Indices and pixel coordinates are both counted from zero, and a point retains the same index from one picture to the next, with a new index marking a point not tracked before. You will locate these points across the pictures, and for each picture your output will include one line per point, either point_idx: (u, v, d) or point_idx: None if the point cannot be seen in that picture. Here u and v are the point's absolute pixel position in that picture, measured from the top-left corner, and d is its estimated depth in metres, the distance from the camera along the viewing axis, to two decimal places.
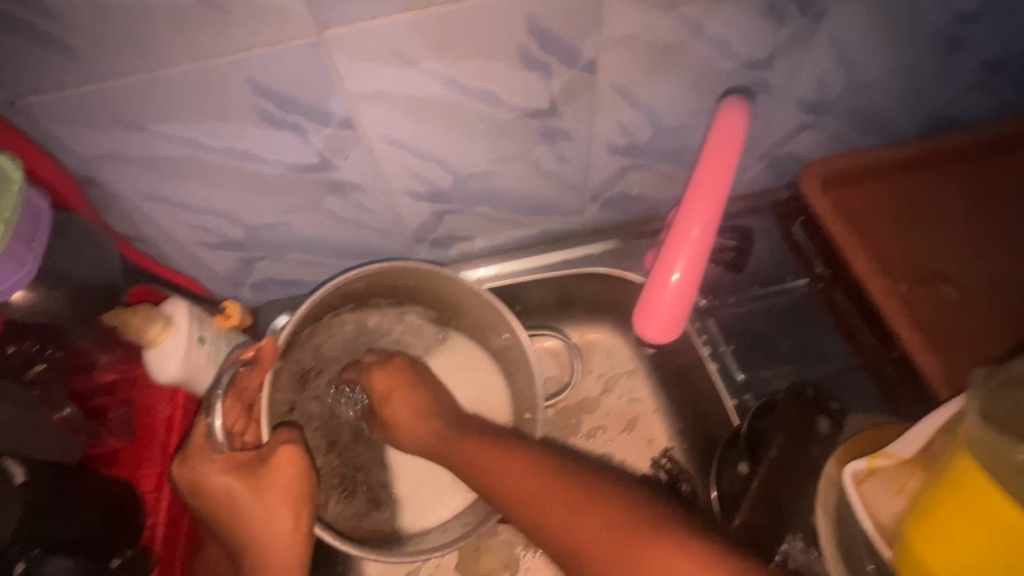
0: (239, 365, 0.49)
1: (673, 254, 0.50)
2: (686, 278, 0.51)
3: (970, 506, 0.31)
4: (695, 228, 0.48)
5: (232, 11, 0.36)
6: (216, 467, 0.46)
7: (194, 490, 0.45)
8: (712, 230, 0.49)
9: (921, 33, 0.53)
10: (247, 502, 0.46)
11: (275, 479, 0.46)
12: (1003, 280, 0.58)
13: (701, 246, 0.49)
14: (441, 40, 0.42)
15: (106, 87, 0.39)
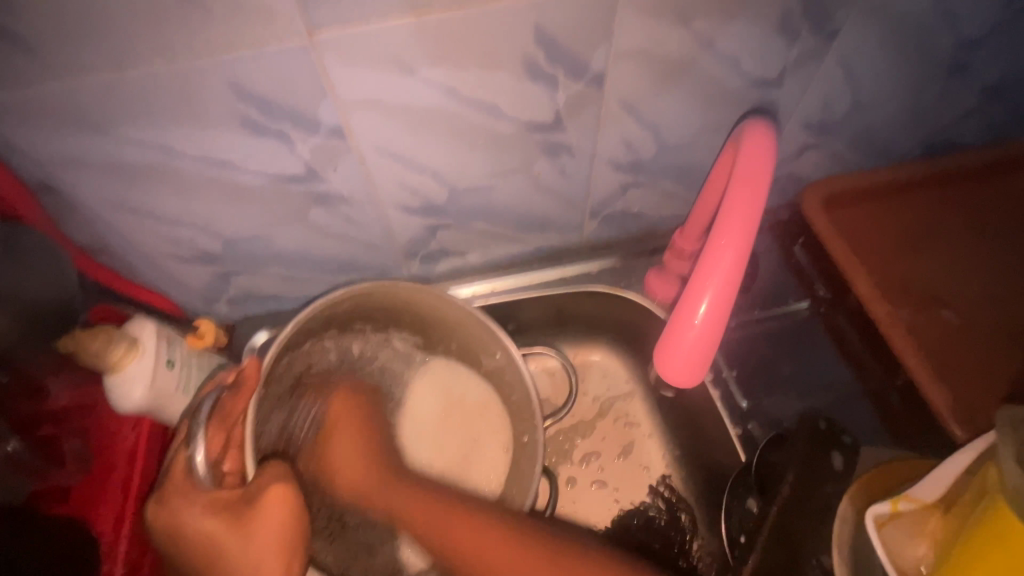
0: (221, 391, 0.45)
1: (701, 282, 0.42)
2: (716, 309, 0.43)
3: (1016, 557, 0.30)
4: (730, 253, 0.41)
5: (214, 8, 0.33)
6: (196, 510, 0.39)
7: (176, 535, 0.39)
8: (746, 256, 0.42)
9: (929, 57, 0.52)
10: (231, 546, 0.38)
11: (263, 520, 0.39)
12: (1003, 304, 0.57)
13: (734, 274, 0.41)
14: (442, 48, 0.39)
15: (69, 85, 0.35)
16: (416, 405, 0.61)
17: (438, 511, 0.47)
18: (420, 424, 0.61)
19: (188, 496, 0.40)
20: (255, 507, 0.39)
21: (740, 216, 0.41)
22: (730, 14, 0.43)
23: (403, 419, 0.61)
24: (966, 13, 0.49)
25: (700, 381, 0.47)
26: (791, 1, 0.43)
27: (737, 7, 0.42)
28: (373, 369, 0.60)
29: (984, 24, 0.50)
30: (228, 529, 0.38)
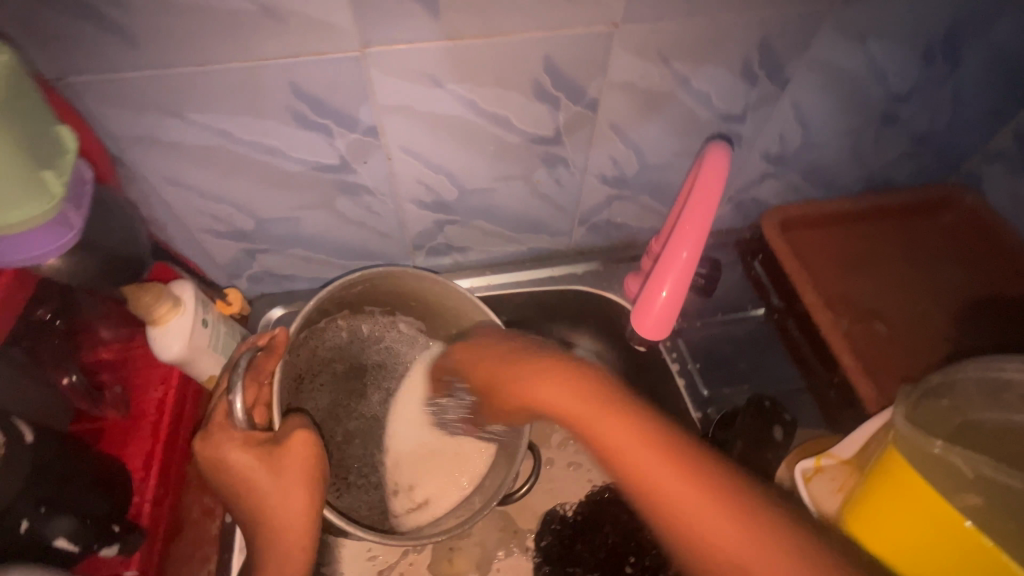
0: (256, 350, 0.43)
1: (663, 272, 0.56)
2: (674, 295, 0.57)
3: (899, 488, 0.36)
4: (685, 251, 0.53)
5: (289, 21, 0.40)
6: (232, 445, 0.38)
7: (218, 467, 0.39)
8: (699, 252, 0.54)
9: (865, 107, 0.63)
10: (260, 483, 0.38)
11: (291, 459, 0.39)
12: (923, 320, 0.67)
13: (689, 266, 0.54)
14: (469, 67, 0.47)
15: (154, 74, 0.41)
16: (413, 386, 0.66)
17: (611, 417, 0.40)
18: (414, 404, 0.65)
19: (226, 434, 0.39)
20: (282, 447, 0.39)
21: (694, 224, 0.52)
22: (703, 59, 0.52)
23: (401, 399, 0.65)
24: (892, 74, 0.59)
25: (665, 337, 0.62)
26: (751, 53, 0.53)
27: (709, 54, 0.52)
28: (376, 350, 0.66)
29: (909, 84, 0.61)
30: (262, 472, 0.38)
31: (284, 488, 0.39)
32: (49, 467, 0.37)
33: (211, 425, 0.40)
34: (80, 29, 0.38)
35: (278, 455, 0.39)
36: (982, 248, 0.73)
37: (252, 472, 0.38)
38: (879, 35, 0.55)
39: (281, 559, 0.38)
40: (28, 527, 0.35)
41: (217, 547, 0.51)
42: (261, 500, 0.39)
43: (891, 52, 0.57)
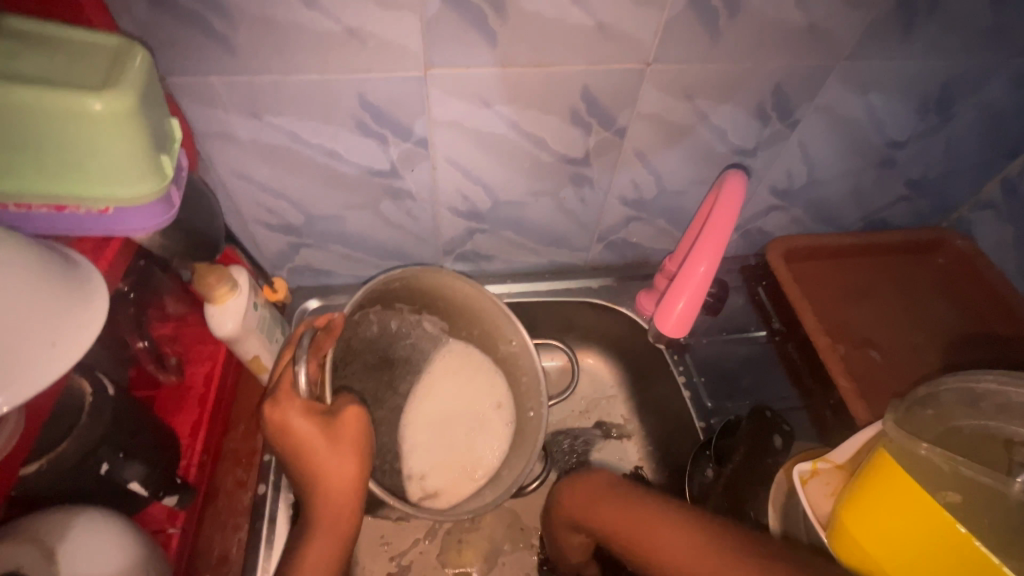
0: (314, 329, 0.48)
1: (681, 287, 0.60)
2: (689, 306, 0.61)
3: (885, 482, 0.41)
4: (702, 266, 0.58)
5: (367, 42, 0.46)
6: (295, 412, 0.44)
7: (283, 429, 0.44)
8: (716, 266, 0.59)
9: (866, 151, 0.69)
10: (317, 452, 0.44)
11: (345, 433, 0.45)
12: (916, 351, 0.72)
13: (705, 280, 0.59)
14: (516, 92, 0.53)
15: (244, 80, 0.47)
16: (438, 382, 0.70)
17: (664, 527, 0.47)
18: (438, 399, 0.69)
19: (289, 401, 0.44)
20: (337, 419, 0.45)
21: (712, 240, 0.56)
22: (722, 98, 0.58)
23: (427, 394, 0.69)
24: (891, 122, 0.66)
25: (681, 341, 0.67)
26: (765, 96, 0.59)
27: (729, 94, 0.58)
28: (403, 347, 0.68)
29: (906, 133, 0.67)
30: (322, 441, 0.44)
31: (339, 458, 0.44)
32: (125, 419, 0.40)
33: (278, 392, 0.45)
34: (189, 37, 0.43)
35: (337, 429, 0.44)
36: (973, 289, 0.78)
37: (312, 441, 0.44)
38: (880, 88, 0.61)
39: (334, 517, 0.45)
40: (106, 470, 0.39)
41: (248, 517, 0.55)
42: (317, 466, 0.44)
43: (890, 104, 0.63)
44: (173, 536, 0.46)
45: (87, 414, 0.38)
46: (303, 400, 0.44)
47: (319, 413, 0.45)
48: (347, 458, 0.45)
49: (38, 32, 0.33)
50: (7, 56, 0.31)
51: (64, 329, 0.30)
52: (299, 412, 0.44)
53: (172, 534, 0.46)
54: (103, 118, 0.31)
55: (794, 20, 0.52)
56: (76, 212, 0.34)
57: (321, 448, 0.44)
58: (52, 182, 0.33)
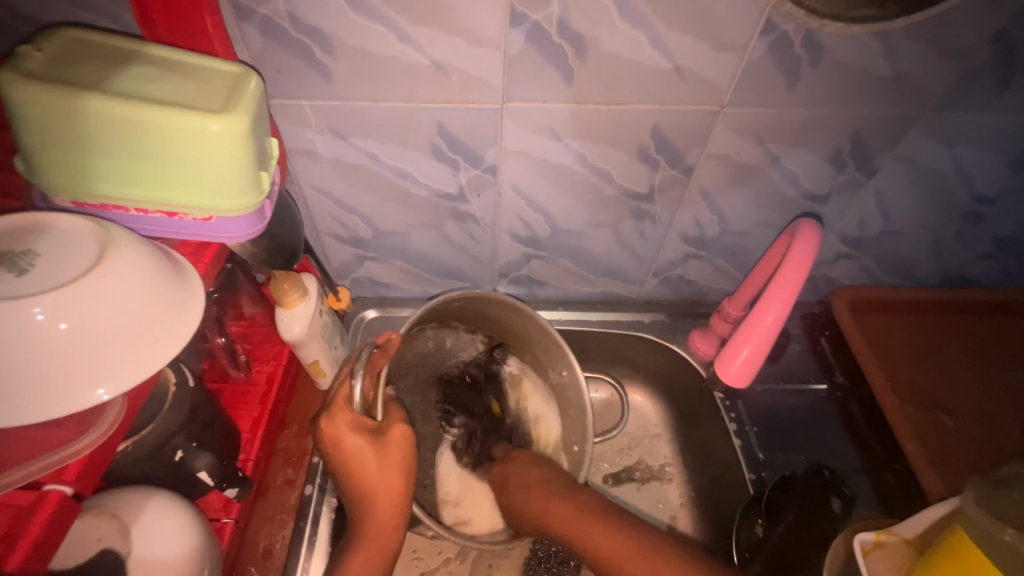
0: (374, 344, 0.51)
1: (746, 333, 0.57)
2: (755, 352, 0.57)
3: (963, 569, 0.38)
4: (771, 314, 0.54)
5: (450, 76, 0.49)
6: (348, 426, 0.46)
7: (334, 445, 0.47)
8: (786, 315, 0.54)
9: (950, 204, 0.65)
10: (363, 465, 0.47)
11: (393, 450, 0.48)
12: (998, 423, 0.66)
13: (774, 330, 0.55)
14: (587, 128, 0.54)
15: (335, 104, 0.51)
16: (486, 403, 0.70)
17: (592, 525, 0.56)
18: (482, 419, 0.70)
19: (342, 415, 0.47)
20: (387, 438, 0.48)
21: (784, 286, 0.53)
22: (797, 143, 0.57)
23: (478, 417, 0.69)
24: (982, 176, 0.62)
25: (747, 385, 0.60)
26: (843, 142, 0.57)
27: (804, 139, 0.57)
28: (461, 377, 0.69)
29: (997, 188, 0.63)
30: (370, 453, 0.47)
31: (380, 471, 0.47)
32: (201, 410, 0.43)
33: (333, 404, 0.47)
34: (295, 65, 0.47)
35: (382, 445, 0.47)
36: None
37: (353, 455, 0.46)
38: (971, 139, 0.58)
39: (377, 535, 0.48)
40: (180, 456, 0.42)
41: (293, 515, 0.56)
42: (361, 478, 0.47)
43: (981, 157, 0.60)
44: (226, 526, 0.49)
45: (170, 402, 0.41)
46: (352, 413, 0.47)
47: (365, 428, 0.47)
48: (396, 470, 0.48)
49: (171, 59, 0.37)
50: (145, 79, 0.35)
51: (169, 324, 0.33)
52: (345, 424, 0.46)
53: (225, 524, 0.49)
54: (218, 138, 0.34)
55: (880, 69, 0.50)
56: (184, 219, 0.38)
57: (365, 460, 0.46)
58: (167, 192, 0.36)
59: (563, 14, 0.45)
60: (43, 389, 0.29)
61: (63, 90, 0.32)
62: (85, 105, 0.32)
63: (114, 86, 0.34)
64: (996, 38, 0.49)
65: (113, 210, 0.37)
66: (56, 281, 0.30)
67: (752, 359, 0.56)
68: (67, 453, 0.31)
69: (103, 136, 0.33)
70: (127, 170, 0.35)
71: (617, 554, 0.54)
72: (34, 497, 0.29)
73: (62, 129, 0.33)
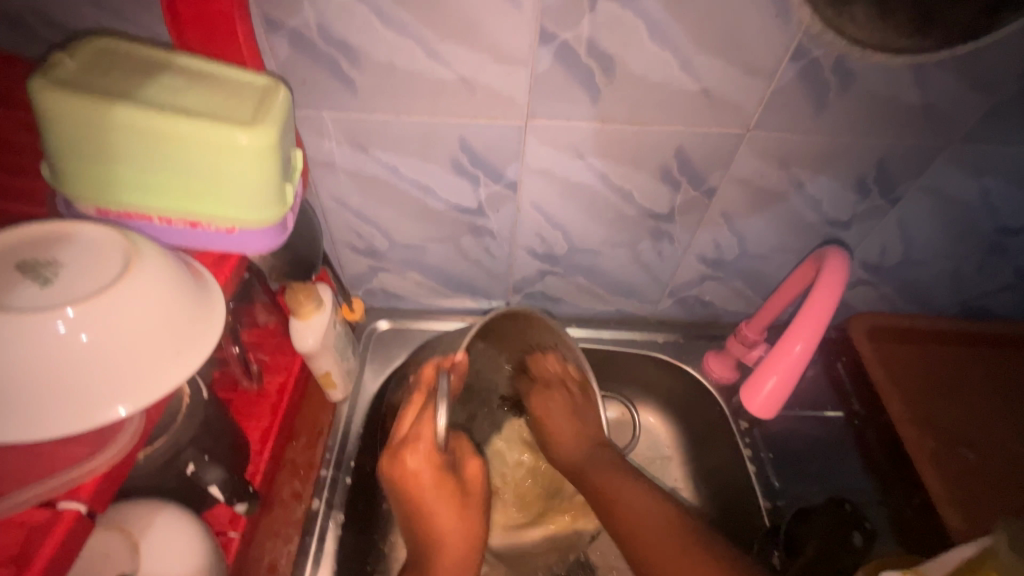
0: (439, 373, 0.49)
1: (773, 363, 0.56)
2: (782, 383, 0.56)
3: None
4: (800, 344, 0.53)
5: (476, 92, 0.48)
6: (420, 457, 0.47)
7: (413, 482, 0.47)
8: (814, 347, 0.53)
9: (974, 234, 0.64)
10: (439, 507, 0.48)
11: (472, 487, 0.51)
12: (1019, 460, 0.64)
13: (802, 361, 0.54)
14: (611, 147, 0.54)
15: (359, 117, 0.50)
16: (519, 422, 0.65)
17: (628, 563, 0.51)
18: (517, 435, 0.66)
19: (418, 448, 0.47)
20: (463, 470, 0.51)
21: (812, 315, 0.51)
22: (822, 168, 0.56)
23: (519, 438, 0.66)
24: (1007, 208, 0.61)
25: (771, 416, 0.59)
26: (868, 169, 0.57)
27: (829, 165, 0.56)
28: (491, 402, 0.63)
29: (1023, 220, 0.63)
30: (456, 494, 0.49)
31: (458, 513, 0.49)
32: (213, 423, 0.42)
33: (409, 439, 0.48)
34: (321, 78, 0.47)
35: (461, 484, 0.50)
36: None
37: (433, 492, 0.48)
38: (997, 171, 0.57)
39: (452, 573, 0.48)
40: (191, 470, 0.41)
41: (298, 530, 0.56)
42: (434, 520, 0.48)
43: (1008, 189, 0.59)
44: (231, 541, 0.48)
45: (183, 415, 0.40)
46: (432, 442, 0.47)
47: (447, 464, 0.49)
48: (468, 510, 0.50)
49: (200, 70, 0.37)
50: (175, 90, 0.35)
51: (191, 339, 0.33)
52: (424, 459, 0.47)
53: (232, 538, 0.48)
54: (246, 150, 0.34)
55: (909, 98, 0.50)
56: (206, 230, 0.37)
57: (447, 500, 0.48)
58: (191, 203, 0.36)
59: (593, 34, 0.44)
60: (64, 404, 0.28)
61: (92, 100, 0.32)
62: (114, 115, 0.32)
63: (143, 97, 0.33)
64: None
65: (136, 219, 0.36)
66: (82, 293, 0.29)
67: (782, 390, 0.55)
68: (81, 471, 0.30)
69: (131, 146, 0.33)
70: (152, 180, 0.35)
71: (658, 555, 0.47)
72: (48, 515, 0.28)
73: (90, 138, 0.33)
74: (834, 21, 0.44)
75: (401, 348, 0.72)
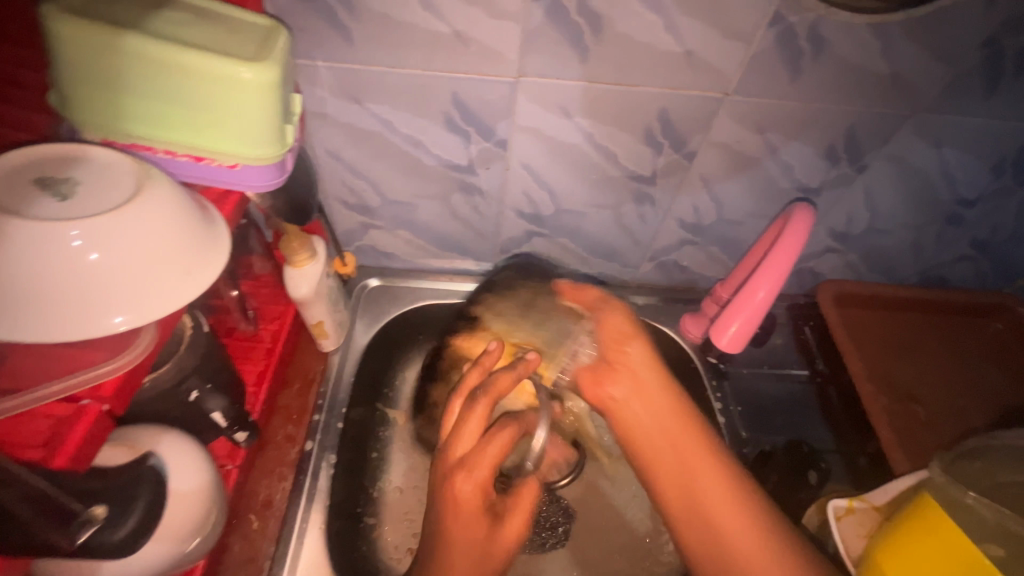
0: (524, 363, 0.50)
1: (734, 312, 0.61)
2: (742, 329, 0.61)
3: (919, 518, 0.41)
4: (763, 289, 0.58)
5: (470, 46, 0.50)
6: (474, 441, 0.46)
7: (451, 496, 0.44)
8: (777, 290, 0.58)
9: (934, 204, 0.69)
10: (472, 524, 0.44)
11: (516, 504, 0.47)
12: (963, 414, 0.71)
13: (763, 305, 0.59)
14: (598, 106, 0.56)
15: (355, 68, 0.52)
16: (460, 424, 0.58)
17: (724, 506, 0.45)
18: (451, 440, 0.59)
19: (467, 438, 0.46)
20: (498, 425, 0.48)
21: (776, 264, 0.56)
22: (795, 135, 0.60)
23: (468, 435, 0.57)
24: (963, 179, 0.66)
25: (742, 350, 0.63)
26: (837, 138, 0.60)
27: (801, 132, 0.59)
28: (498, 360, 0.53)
29: (978, 192, 0.67)
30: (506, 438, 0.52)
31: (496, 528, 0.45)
32: (214, 355, 0.44)
33: (477, 424, 0.46)
34: (319, 27, 0.48)
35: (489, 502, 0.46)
36: None
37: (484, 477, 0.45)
38: (955, 142, 0.61)
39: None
40: (195, 397, 0.43)
41: (293, 469, 0.58)
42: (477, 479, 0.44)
43: (965, 160, 0.63)
44: (230, 472, 0.50)
45: (185, 344, 0.42)
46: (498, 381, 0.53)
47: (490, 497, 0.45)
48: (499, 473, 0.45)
49: (205, 8, 0.38)
50: (180, 24, 0.36)
51: (199, 261, 0.35)
52: (476, 441, 0.46)
53: (230, 471, 0.50)
54: (250, 87, 0.35)
55: (877, 67, 0.53)
56: (211, 164, 0.39)
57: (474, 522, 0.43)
58: (192, 136, 0.37)
59: None
60: (82, 312, 0.30)
61: (102, 28, 0.33)
62: (123, 44, 0.33)
63: (151, 27, 0.35)
64: (985, 45, 0.52)
65: (142, 150, 0.38)
66: (95, 208, 0.31)
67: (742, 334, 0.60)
68: (101, 372, 0.32)
69: (137, 75, 0.34)
70: (160, 112, 0.36)
71: (728, 524, 0.44)
72: (74, 409, 0.31)
73: (99, 66, 0.34)
74: None
75: (391, 305, 0.74)
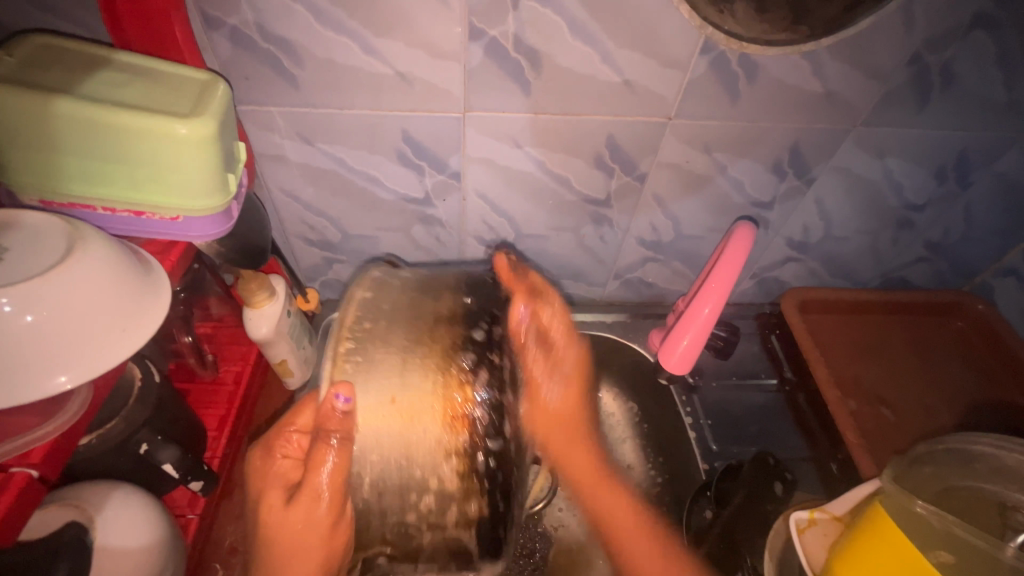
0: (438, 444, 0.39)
1: (688, 327, 0.63)
2: (695, 344, 0.63)
3: (872, 532, 0.42)
4: (706, 307, 0.60)
5: (415, 85, 0.51)
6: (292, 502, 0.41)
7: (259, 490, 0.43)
8: (721, 305, 0.60)
9: (884, 211, 0.71)
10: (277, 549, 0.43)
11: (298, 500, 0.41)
12: (929, 413, 0.72)
13: (711, 320, 0.61)
14: (545, 135, 0.57)
15: (302, 110, 0.53)
16: (375, 402, 0.38)
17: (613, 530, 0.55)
18: (385, 386, 0.39)
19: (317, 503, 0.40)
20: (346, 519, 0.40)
21: (725, 281, 0.58)
22: (740, 153, 0.61)
23: (358, 367, 0.40)
24: (908, 185, 0.68)
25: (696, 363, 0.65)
26: (783, 153, 0.62)
27: (746, 150, 0.61)
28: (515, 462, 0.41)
29: (923, 197, 0.69)
30: (396, 460, 0.38)
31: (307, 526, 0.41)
32: (167, 406, 0.44)
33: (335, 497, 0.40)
34: (266, 75, 0.49)
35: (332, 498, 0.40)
36: (993, 355, 0.78)
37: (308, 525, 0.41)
38: (896, 152, 0.63)
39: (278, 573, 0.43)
40: (145, 450, 0.43)
41: None
42: None
43: (907, 168, 0.65)
44: (191, 521, 0.50)
45: (134, 397, 0.42)
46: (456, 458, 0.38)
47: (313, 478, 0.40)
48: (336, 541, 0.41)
49: (140, 65, 0.39)
50: (113, 84, 0.37)
51: (136, 318, 0.35)
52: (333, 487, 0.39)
53: (190, 520, 0.50)
54: (184, 142, 0.36)
55: (810, 86, 0.55)
56: (151, 218, 0.39)
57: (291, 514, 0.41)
58: (129, 192, 0.38)
59: (520, 30, 0.48)
60: (12, 378, 0.30)
61: (31, 94, 0.34)
62: (52, 108, 0.34)
63: (82, 90, 0.35)
64: (910, 61, 0.54)
65: (80, 209, 0.38)
66: (26, 273, 0.31)
67: (695, 348, 0.62)
68: (32, 438, 0.33)
69: (68, 136, 0.35)
70: (93, 170, 0.36)
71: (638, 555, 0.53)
72: (3, 478, 0.31)
73: (30, 130, 0.34)
74: (717, 18, 0.49)
75: None
